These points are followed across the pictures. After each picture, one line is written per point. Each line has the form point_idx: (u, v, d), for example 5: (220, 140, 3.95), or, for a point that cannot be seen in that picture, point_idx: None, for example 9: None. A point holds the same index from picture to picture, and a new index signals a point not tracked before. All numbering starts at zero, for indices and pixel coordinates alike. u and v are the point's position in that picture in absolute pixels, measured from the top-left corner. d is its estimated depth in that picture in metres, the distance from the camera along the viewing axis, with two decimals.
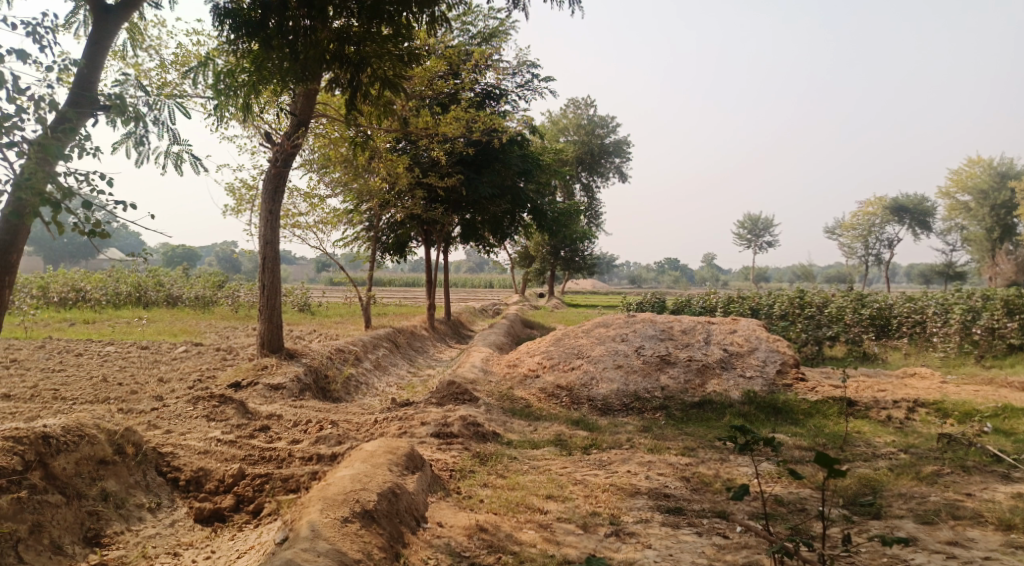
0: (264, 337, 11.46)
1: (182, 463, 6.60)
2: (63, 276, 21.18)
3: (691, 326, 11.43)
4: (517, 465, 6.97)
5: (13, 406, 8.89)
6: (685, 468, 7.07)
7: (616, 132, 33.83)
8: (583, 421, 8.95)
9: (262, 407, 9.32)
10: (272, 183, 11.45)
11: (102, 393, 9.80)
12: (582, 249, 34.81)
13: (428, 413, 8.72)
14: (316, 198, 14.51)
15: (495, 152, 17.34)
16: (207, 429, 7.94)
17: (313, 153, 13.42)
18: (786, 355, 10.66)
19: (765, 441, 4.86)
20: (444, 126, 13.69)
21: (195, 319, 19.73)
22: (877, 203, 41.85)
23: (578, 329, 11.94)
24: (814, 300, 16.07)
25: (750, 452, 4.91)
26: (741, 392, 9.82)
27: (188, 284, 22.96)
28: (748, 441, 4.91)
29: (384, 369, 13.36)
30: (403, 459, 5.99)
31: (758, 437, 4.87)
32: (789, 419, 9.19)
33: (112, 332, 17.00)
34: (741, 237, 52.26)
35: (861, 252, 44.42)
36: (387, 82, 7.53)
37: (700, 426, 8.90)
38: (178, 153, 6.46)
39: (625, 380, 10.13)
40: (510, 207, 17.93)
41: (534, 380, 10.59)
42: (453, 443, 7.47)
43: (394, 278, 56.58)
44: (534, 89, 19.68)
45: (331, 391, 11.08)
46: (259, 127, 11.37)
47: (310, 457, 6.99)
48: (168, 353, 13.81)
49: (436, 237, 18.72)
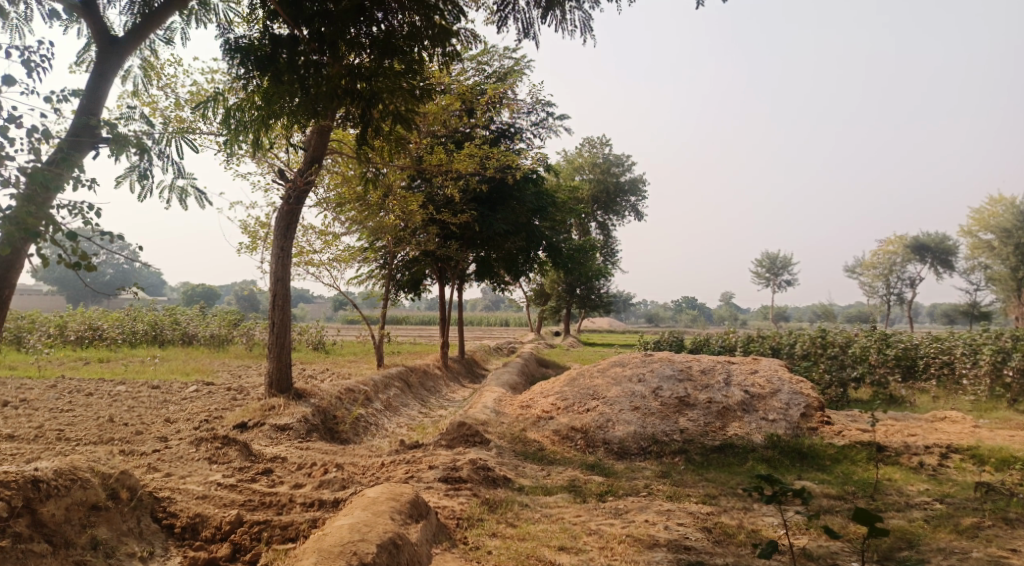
0: (272, 376, 11.20)
1: (178, 508, 6.32)
2: (80, 314, 21.21)
3: (710, 366, 11.06)
4: (529, 514, 6.62)
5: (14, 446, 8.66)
6: (706, 517, 6.69)
7: (632, 171, 33.70)
8: (599, 466, 8.58)
9: (267, 449, 9.04)
10: (285, 220, 11.29)
11: (106, 433, 9.57)
12: (598, 288, 34.49)
13: (437, 456, 8.39)
14: (330, 235, 14.36)
15: (509, 189, 17.18)
16: (209, 473, 7.66)
17: (328, 192, 13.29)
18: (810, 397, 10.27)
19: (794, 493, 4.64)
20: (458, 163, 13.54)
21: (208, 358, 19.54)
22: (898, 241, 41.35)
23: (594, 369, 11.59)
24: (836, 340, 15.62)
25: (778, 503, 4.68)
26: (764, 436, 9.42)
27: (203, 322, 22.84)
28: (779, 491, 4.68)
29: (395, 410, 13.05)
30: (406, 507, 5.67)
31: (787, 489, 4.65)
32: (815, 465, 8.78)
33: (124, 371, 16.83)
34: (759, 275, 51.71)
35: (882, 291, 43.76)
36: (399, 116, 7.22)
37: (722, 472, 8.50)
38: (183, 187, 6.24)
39: (642, 422, 9.75)
40: (525, 245, 17.71)
41: (548, 422, 10.24)
42: (461, 489, 7.14)
43: (410, 317, 56.43)
44: (549, 127, 19.58)
45: (339, 432, 10.77)
46: (273, 164, 11.26)
47: (312, 503, 6.71)
48: (178, 392, 13.59)
49: (450, 275, 18.50)
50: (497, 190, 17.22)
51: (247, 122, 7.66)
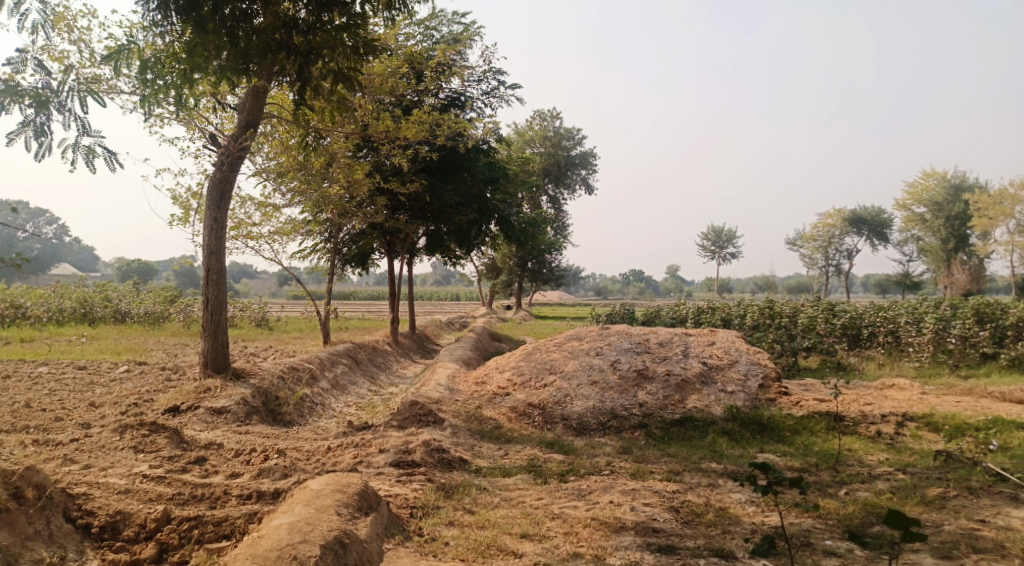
0: (208, 356, 10.50)
1: (95, 506, 5.93)
2: (3, 293, 19.83)
3: (668, 339, 10.76)
4: (487, 499, 6.18)
5: None
6: (672, 495, 6.31)
7: (582, 144, 33.31)
8: (558, 443, 8.20)
9: (201, 435, 8.43)
10: (218, 189, 10.51)
11: (22, 421, 8.85)
12: (549, 261, 34.22)
13: (388, 439, 7.90)
14: (270, 206, 13.60)
15: (460, 159, 16.50)
16: (134, 463, 7.17)
17: (268, 160, 12.54)
18: (768, 368, 10.04)
19: (792, 483, 4.36)
20: (405, 129, 12.85)
21: (142, 337, 18.56)
22: (836, 213, 41.96)
23: (550, 343, 11.22)
24: (784, 311, 15.56)
25: (774, 494, 4.39)
26: (724, 408, 9.13)
27: (137, 299, 21.71)
28: (772, 482, 4.37)
29: (342, 388, 12.47)
30: (354, 499, 5.19)
31: (784, 478, 4.37)
32: (775, 437, 8.50)
33: (48, 352, 15.78)
34: (705, 248, 52.13)
35: (821, 262, 44.48)
36: (340, 75, 6.85)
37: (684, 446, 8.19)
38: (89, 147, 5.89)
39: (601, 396, 9.40)
40: (475, 216, 17.10)
41: (504, 398, 9.82)
42: (415, 474, 6.65)
43: (355, 292, 55.39)
44: (500, 96, 18.90)
45: (282, 414, 10.15)
46: (203, 128, 10.48)
47: (249, 495, 6.28)
48: (107, 373, 12.73)
49: (398, 249, 17.83)
50: (446, 158, 16.51)
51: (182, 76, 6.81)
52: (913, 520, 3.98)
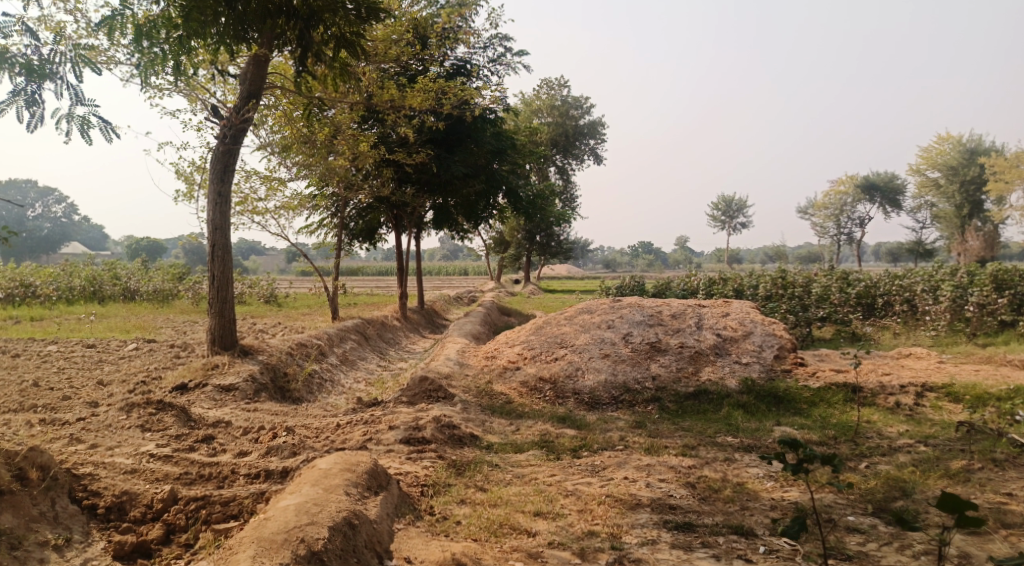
0: (215, 333, 10.38)
1: (102, 486, 5.84)
2: (12, 272, 19.78)
3: (680, 310, 10.58)
4: (499, 476, 6.07)
5: None
6: (688, 471, 6.17)
7: (590, 114, 32.88)
8: (570, 418, 8.07)
9: (210, 412, 8.34)
10: (221, 162, 10.32)
11: (30, 400, 8.77)
12: (557, 234, 33.94)
13: (397, 415, 7.79)
14: (276, 180, 13.43)
15: (466, 129, 16.23)
16: (141, 442, 7.08)
17: (272, 134, 12.34)
18: (784, 339, 9.86)
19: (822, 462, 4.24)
20: (409, 99, 12.59)
21: (153, 314, 18.50)
22: (848, 181, 41.45)
23: (561, 317, 11.06)
24: (797, 280, 15.33)
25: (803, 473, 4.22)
26: (739, 380, 8.96)
27: (146, 277, 21.64)
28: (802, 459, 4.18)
29: (352, 364, 12.37)
30: (363, 479, 5.07)
31: (814, 457, 4.25)
32: (791, 409, 8.34)
33: (58, 330, 15.73)
34: (715, 219, 51.72)
35: (833, 231, 44.06)
36: (343, 40, 7.18)
37: (698, 420, 8.04)
38: (82, 117, 5.76)
39: (612, 370, 9.25)
40: (483, 188, 16.88)
41: (515, 372, 9.68)
42: (425, 451, 6.53)
43: (363, 267, 55.34)
44: (505, 64, 18.56)
45: (290, 390, 10.04)
46: (204, 100, 10.28)
47: (257, 474, 6.18)
48: (116, 351, 12.65)
49: (405, 223, 17.64)
50: (452, 129, 16.23)
51: (178, 38, 6.90)
52: (965, 501, 3.67)
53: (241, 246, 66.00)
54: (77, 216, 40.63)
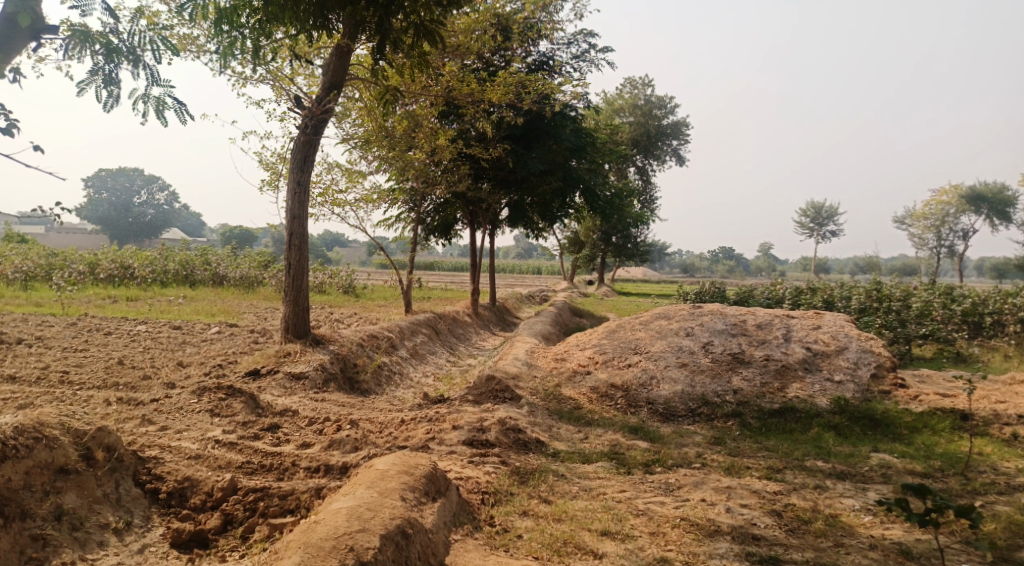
0: (288, 321, 10.36)
1: (165, 470, 5.77)
2: (112, 253, 20.57)
3: (767, 320, 9.97)
4: (565, 487, 5.73)
5: (13, 390, 8.21)
6: (773, 497, 5.68)
7: (674, 114, 32.07)
8: (643, 430, 7.64)
9: (278, 400, 8.27)
10: (301, 151, 10.28)
11: (112, 377, 8.91)
12: (635, 236, 33.24)
13: (463, 414, 7.53)
14: (356, 172, 13.41)
15: (546, 125, 15.93)
16: (208, 427, 7.03)
17: (355, 127, 12.31)
18: (881, 357, 9.15)
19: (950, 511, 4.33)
20: (491, 92, 12.35)
21: (237, 299, 18.89)
22: (951, 191, 39.20)
23: (636, 321, 10.61)
24: (893, 294, 14.39)
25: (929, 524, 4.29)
26: (830, 399, 8.35)
27: (233, 263, 22.19)
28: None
29: (421, 358, 12.22)
30: (422, 483, 4.82)
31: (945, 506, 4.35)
32: (890, 435, 7.68)
33: (148, 310, 16.20)
34: (802, 226, 49.91)
35: (932, 243, 41.77)
36: (422, 28, 7.08)
37: (784, 440, 7.49)
38: (159, 97, 5.70)
39: (690, 381, 8.77)
40: (562, 185, 16.50)
41: (585, 377, 9.30)
42: (489, 454, 6.23)
43: (441, 263, 55.84)
44: (589, 61, 18.13)
45: (359, 382, 9.92)
46: (287, 90, 10.28)
47: (318, 468, 6.01)
48: (199, 333, 12.89)
49: (481, 219, 17.45)
50: (532, 125, 15.95)
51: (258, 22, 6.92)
52: None
53: (325, 237, 67.60)
54: (175, 203, 42.48)
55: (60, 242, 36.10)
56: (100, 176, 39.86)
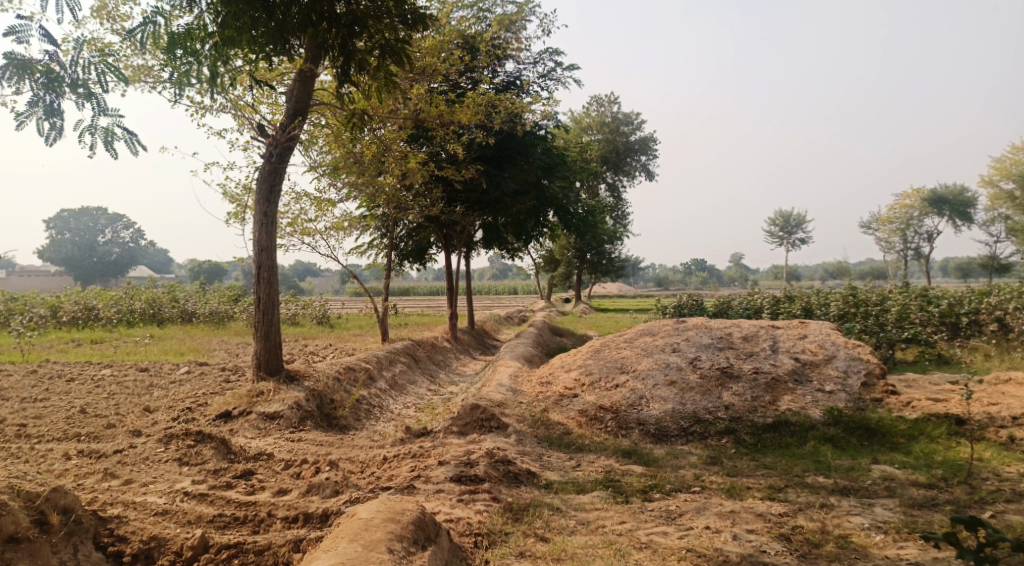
0: (260, 358, 9.96)
1: (128, 530, 5.43)
2: (75, 294, 19.92)
3: (753, 332, 9.76)
4: (562, 522, 5.42)
5: None
6: (780, 520, 5.40)
7: (641, 129, 32.13)
8: (636, 453, 7.35)
9: (252, 443, 7.87)
10: (267, 181, 9.93)
11: (74, 428, 8.45)
12: (608, 252, 33.10)
13: (449, 448, 7.19)
14: (326, 200, 13.09)
15: (516, 144, 15.73)
16: (177, 478, 6.64)
17: (323, 155, 12.00)
18: (871, 364, 8.97)
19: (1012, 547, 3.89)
20: (459, 113, 12.11)
21: (207, 336, 18.35)
22: (914, 194, 39.70)
23: (620, 339, 10.35)
24: (871, 299, 14.30)
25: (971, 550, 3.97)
26: (823, 410, 8.13)
27: (203, 299, 21.64)
28: (988, 542, 3.86)
29: (401, 388, 11.85)
30: (409, 531, 4.53)
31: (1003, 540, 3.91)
32: (888, 444, 7.47)
33: (114, 353, 15.63)
34: (772, 234, 50.25)
35: (899, 246, 42.21)
36: (388, 47, 6.92)
37: (781, 456, 7.24)
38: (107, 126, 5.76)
39: (680, 399, 8.52)
40: (535, 205, 16.28)
41: (572, 400, 9.00)
42: (479, 491, 5.91)
43: (416, 289, 55.37)
44: (556, 79, 18.01)
45: (337, 418, 9.52)
46: (250, 118, 9.96)
47: (296, 517, 5.66)
48: (168, 374, 12.40)
49: (455, 242, 17.16)
50: (503, 145, 15.73)
51: (214, 48, 6.69)
52: None
53: (295, 267, 66.83)
54: (142, 241, 41.65)
55: (22, 285, 35.11)
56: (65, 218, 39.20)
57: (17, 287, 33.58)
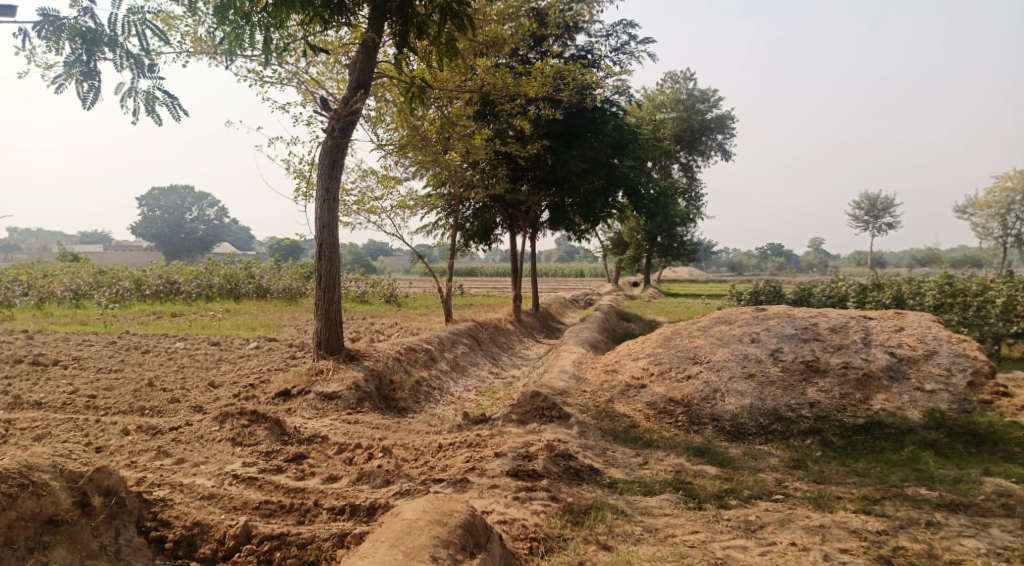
0: (320, 337, 9.66)
1: (173, 514, 5.18)
2: (157, 268, 20.27)
3: (841, 323, 8.96)
4: (628, 528, 4.94)
5: (35, 417, 7.69)
6: (878, 539, 4.81)
7: (718, 107, 30.90)
8: (710, 451, 6.76)
9: (307, 424, 7.57)
10: (329, 157, 9.61)
11: (138, 401, 8.34)
12: (681, 235, 32.07)
13: (507, 438, 6.74)
14: (392, 178, 12.76)
15: (586, 120, 15.09)
16: (228, 459, 6.39)
17: (390, 132, 11.63)
18: (977, 361, 8.10)
19: None
20: (529, 86, 11.53)
21: (279, 312, 18.39)
22: (1016, 177, 37.15)
23: (694, 327, 9.70)
24: (969, 288, 13.18)
25: None
26: (922, 412, 7.36)
27: (277, 275, 21.77)
28: None
29: (463, 371, 11.47)
30: (457, 536, 4.22)
31: None
32: (999, 454, 6.68)
33: (188, 327, 15.77)
34: (856, 219, 48.02)
35: (997, 232, 39.63)
36: (448, 11, 6.47)
37: (875, 463, 6.54)
38: (147, 92, 5.97)
39: (759, 393, 7.85)
40: (604, 184, 15.61)
41: (640, 391, 8.42)
42: (537, 487, 5.46)
43: (486, 269, 55.29)
44: (630, 54, 17.25)
45: (396, 400, 9.18)
46: (313, 92, 9.64)
47: (342, 509, 5.32)
48: (238, 349, 12.34)
49: (522, 223, 16.68)
50: (572, 121, 15.10)
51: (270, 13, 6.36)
52: None
53: (369, 247, 67.63)
54: (224, 218, 42.63)
55: (111, 259, 36.26)
56: (154, 195, 40.47)
57: (109, 261, 34.70)
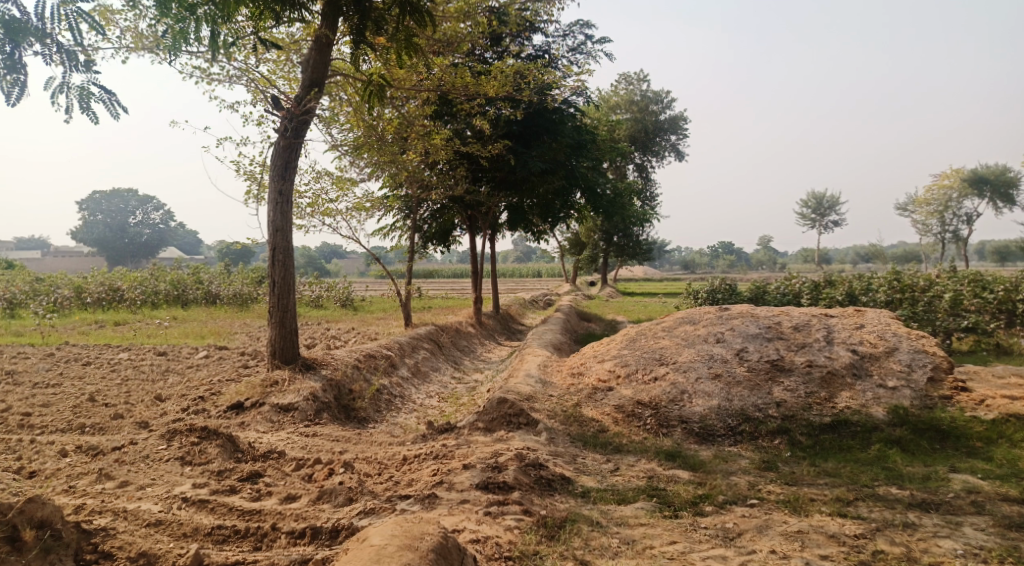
0: (274, 345, 9.32)
1: (116, 545, 4.86)
2: (100, 274, 19.50)
3: (804, 321, 8.97)
4: (605, 541, 4.80)
5: None
6: (857, 543, 4.76)
7: (671, 108, 31.13)
8: (681, 455, 6.66)
9: (262, 439, 7.25)
10: (282, 157, 9.28)
11: (78, 418, 7.89)
12: (636, 235, 32.23)
13: (474, 447, 6.53)
14: (347, 180, 12.44)
15: (544, 121, 14.97)
16: (177, 480, 6.06)
17: (345, 132, 11.32)
18: (937, 357, 8.17)
19: None
20: (487, 86, 11.35)
21: (229, 319, 17.83)
22: (953, 175, 38.19)
23: (658, 328, 9.62)
24: (918, 284, 13.39)
25: None
26: (886, 409, 7.38)
27: (227, 280, 21.14)
28: None
29: (424, 377, 11.22)
30: (429, 560, 4.02)
31: None
32: (963, 449, 6.73)
33: (134, 336, 15.16)
34: (804, 217, 48.93)
35: (937, 229, 40.71)
36: (406, 5, 6.21)
37: (844, 462, 6.52)
38: (80, 88, 5.60)
39: (726, 394, 7.78)
40: (562, 185, 15.50)
41: (607, 394, 8.29)
42: (509, 500, 5.28)
43: (441, 271, 54.88)
44: (586, 53, 17.19)
45: (356, 410, 8.90)
46: (263, 90, 9.31)
47: (301, 533, 5.06)
48: (187, 359, 11.88)
49: (480, 224, 16.47)
50: (530, 121, 14.95)
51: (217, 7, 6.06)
52: None
53: (322, 250, 66.62)
54: (170, 223, 41.42)
55: (50, 266, 34.91)
56: (96, 199, 38.80)
57: (48, 268, 33.38)
